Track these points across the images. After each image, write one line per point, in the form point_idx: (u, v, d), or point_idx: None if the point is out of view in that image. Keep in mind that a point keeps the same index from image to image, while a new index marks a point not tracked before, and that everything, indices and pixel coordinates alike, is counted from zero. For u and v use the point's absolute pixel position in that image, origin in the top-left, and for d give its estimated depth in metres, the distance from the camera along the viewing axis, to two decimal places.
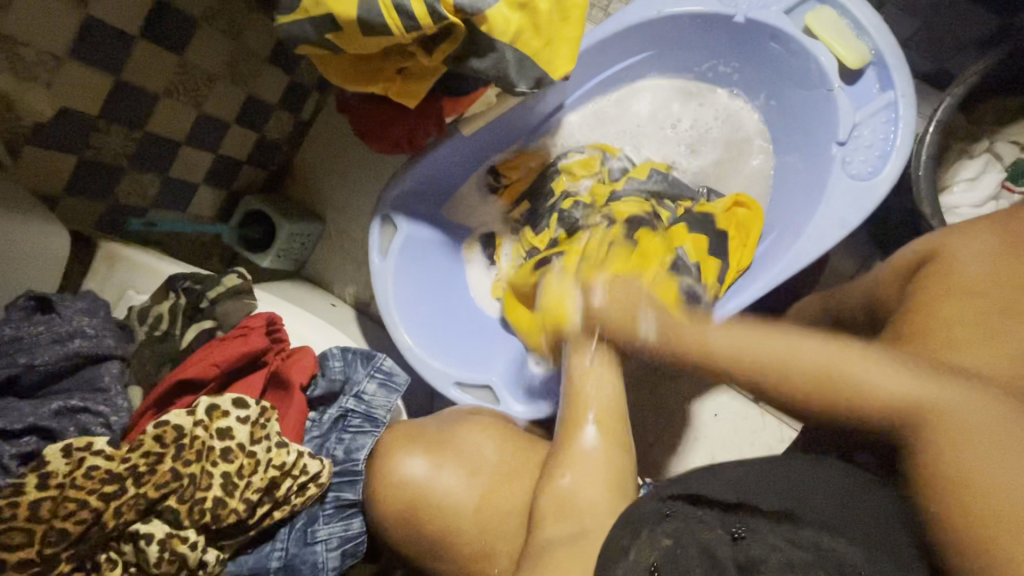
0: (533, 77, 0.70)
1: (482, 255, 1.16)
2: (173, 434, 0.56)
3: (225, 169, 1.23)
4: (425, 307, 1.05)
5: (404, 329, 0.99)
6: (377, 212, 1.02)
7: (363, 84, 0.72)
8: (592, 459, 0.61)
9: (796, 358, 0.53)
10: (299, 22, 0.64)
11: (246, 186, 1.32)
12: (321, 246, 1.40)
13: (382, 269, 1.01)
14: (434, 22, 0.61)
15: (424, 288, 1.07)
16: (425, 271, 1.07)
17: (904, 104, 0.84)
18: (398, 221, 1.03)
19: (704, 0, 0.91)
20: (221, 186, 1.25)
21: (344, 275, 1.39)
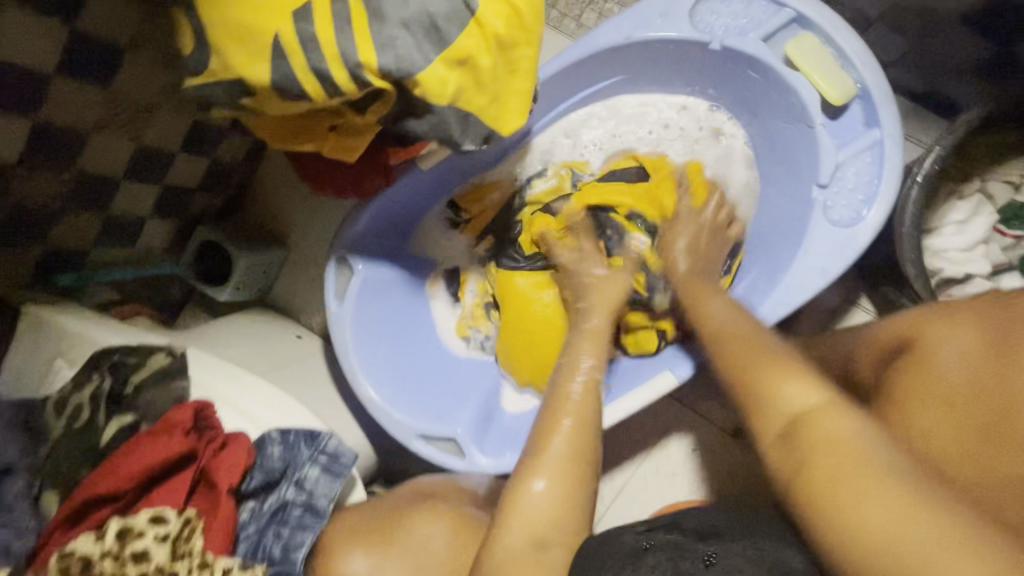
0: (480, 134, 0.63)
1: (447, 289, 1.10)
2: (79, 566, 0.52)
3: (174, 200, 1.15)
4: (386, 351, 1.00)
5: (365, 379, 0.94)
6: (333, 255, 0.97)
7: (292, 143, 0.64)
8: (545, 477, 0.59)
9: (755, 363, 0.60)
10: (208, 86, 0.56)
11: (200, 214, 1.24)
12: (286, 273, 1.33)
13: (339, 315, 0.95)
14: (358, 88, 0.54)
15: (386, 330, 1.01)
16: (387, 312, 1.02)
17: (890, 144, 0.77)
18: (355, 263, 0.96)
19: (677, 25, 0.83)
20: (171, 217, 1.18)
21: (311, 304, 1.32)
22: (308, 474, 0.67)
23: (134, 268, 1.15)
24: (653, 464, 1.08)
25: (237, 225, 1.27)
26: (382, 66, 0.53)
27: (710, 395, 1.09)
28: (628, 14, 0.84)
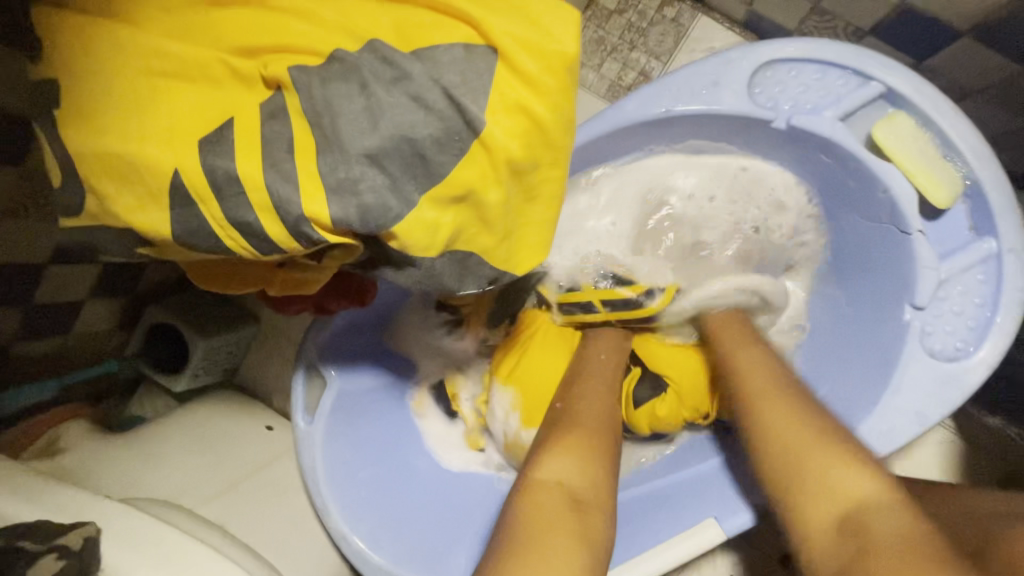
0: (485, 277, 0.45)
1: (437, 405, 0.93)
2: None
3: (118, 277, 0.97)
4: (368, 474, 0.83)
5: (341, 519, 0.78)
6: (300, 365, 0.80)
7: (228, 284, 0.47)
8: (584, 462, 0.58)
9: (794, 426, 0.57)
10: (89, 230, 0.39)
11: (152, 288, 1.06)
12: (254, 350, 1.15)
13: (310, 438, 0.78)
14: (303, 245, 0.36)
15: (366, 447, 0.84)
16: (367, 424, 0.85)
17: (1012, 259, 0.60)
18: (327, 373, 0.80)
19: (733, 97, 0.65)
20: (115, 294, 0.99)
21: (283, 386, 1.14)
22: None
23: (68, 359, 0.95)
24: None
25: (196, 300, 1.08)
26: (336, 218, 0.35)
27: None
28: (670, 81, 0.66)
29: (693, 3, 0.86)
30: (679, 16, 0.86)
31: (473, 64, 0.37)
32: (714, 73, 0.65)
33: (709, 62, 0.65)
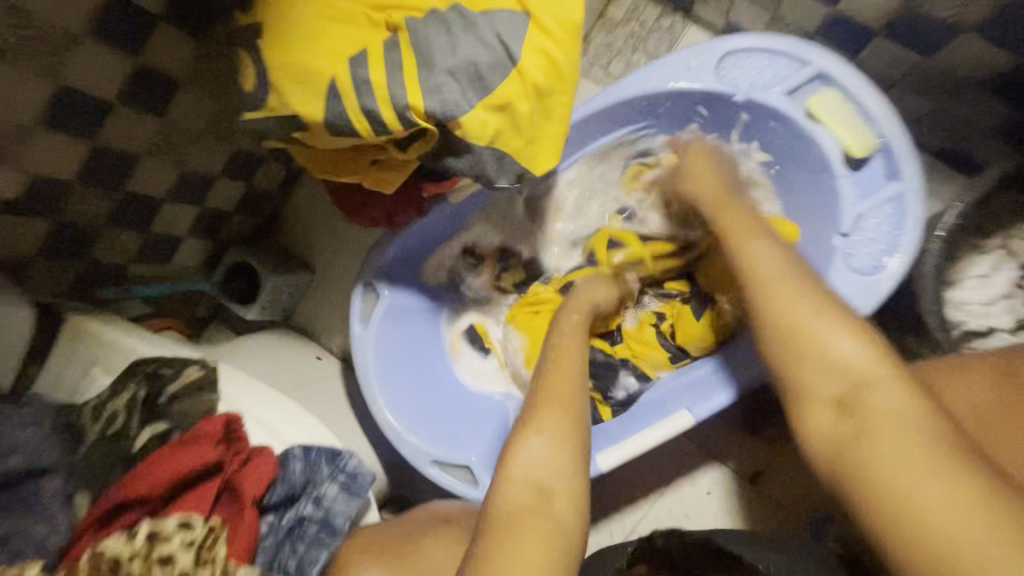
0: (514, 172, 0.66)
1: (470, 346, 1.14)
2: (110, 562, 0.53)
3: (210, 222, 1.20)
4: (406, 376, 1.01)
5: (385, 407, 0.95)
6: (359, 280, 0.99)
7: (339, 172, 0.68)
8: (559, 455, 0.65)
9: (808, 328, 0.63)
10: (264, 120, 0.61)
11: (231, 236, 1.28)
12: (309, 296, 1.36)
13: (363, 339, 0.97)
14: (403, 126, 0.58)
15: (405, 356, 1.03)
16: (406, 337, 1.04)
17: (912, 196, 0.79)
18: (381, 289, 0.99)
19: (703, 76, 0.86)
20: (206, 236, 1.21)
21: (332, 327, 1.35)
22: (327, 491, 0.69)
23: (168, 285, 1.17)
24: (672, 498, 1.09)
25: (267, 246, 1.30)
26: (427, 108, 0.57)
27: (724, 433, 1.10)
28: (657, 66, 0.88)
29: (681, 17, 1.09)
30: (671, 28, 1.10)
31: (515, 21, 0.59)
32: (691, 60, 0.87)
33: (687, 52, 0.87)
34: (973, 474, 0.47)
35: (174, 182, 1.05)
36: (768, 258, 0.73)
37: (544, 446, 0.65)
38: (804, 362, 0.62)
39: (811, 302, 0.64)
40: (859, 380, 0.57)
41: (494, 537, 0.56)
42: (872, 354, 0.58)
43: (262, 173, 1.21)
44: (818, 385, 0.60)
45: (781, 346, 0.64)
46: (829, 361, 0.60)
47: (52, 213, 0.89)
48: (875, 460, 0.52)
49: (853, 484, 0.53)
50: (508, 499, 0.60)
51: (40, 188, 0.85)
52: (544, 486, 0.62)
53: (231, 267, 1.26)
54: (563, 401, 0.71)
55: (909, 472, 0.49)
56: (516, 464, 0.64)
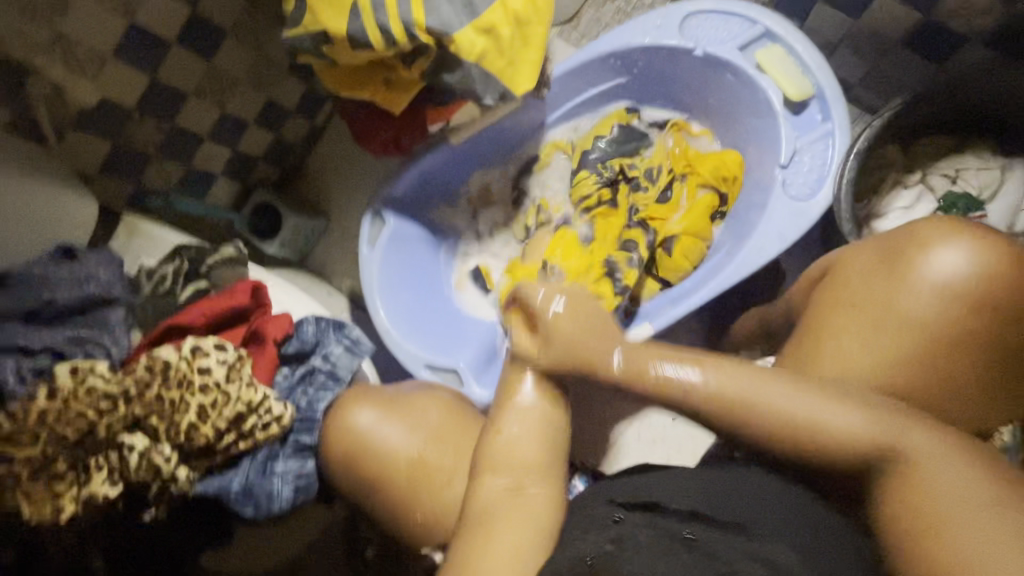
0: (497, 90, 0.81)
1: (474, 284, 1.24)
2: (162, 365, 0.67)
3: (242, 165, 1.32)
4: (406, 296, 1.13)
5: (386, 318, 1.06)
6: (369, 207, 1.09)
7: (354, 89, 0.84)
8: (543, 412, 0.66)
9: (761, 388, 0.62)
10: (299, 37, 0.76)
11: (259, 180, 1.40)
12: (324, 241, 1.47)
13: (370, 258, 1.08)
14: (408, 40, 0.74)
15: (406, 278, 1.15)
16: (408, 263, 1.16)
17: (839, 133, 0.93)
18: (387, 216, 1.10)
19: (668, 34, 1.01)
20: (237, 178, 1.33)
21: (342, 269, 1.47)
22: (333, 351, 0.80)
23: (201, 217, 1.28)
24: (641, 426, 1.16)
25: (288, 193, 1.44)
26: (428, 24, 0.73)
27: None
28: (629, 25, 1.03)
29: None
30: (652, 6, 1.25)
31: None
32: (658, 20, 1.02)
33: (655, 11, 1.02)
34: (975, 487, 0.55)
35: (215, 121, 1.16)
36: (724, 375, 0.64)
37: (515, 431, 0.65)
38: (750, 408, 0.62)
39: (746, 367, 0.64)
40: (876, 450, 0.59)
41: (467, 539, 0.59)
42: (828, 405, 0.61)
43: (288, 127, 1.33)
44: (758, 419, 0.62)
45: (719, 410, 0.63)
46: (786, 402, 0.62)
47: (113, 135, 1.02)
48: (920, 491, 0.57)
49: (897, 503, 0.58)
50: (489, 491, 0.62)
51: (105, 110, 0.97)
52: (510, 473, 0.63)
53: (257, 207, 1.38)
54: (531, 392, 0.67)
55: (941, 503, 0.55)
56: (483, 473, 0.63)
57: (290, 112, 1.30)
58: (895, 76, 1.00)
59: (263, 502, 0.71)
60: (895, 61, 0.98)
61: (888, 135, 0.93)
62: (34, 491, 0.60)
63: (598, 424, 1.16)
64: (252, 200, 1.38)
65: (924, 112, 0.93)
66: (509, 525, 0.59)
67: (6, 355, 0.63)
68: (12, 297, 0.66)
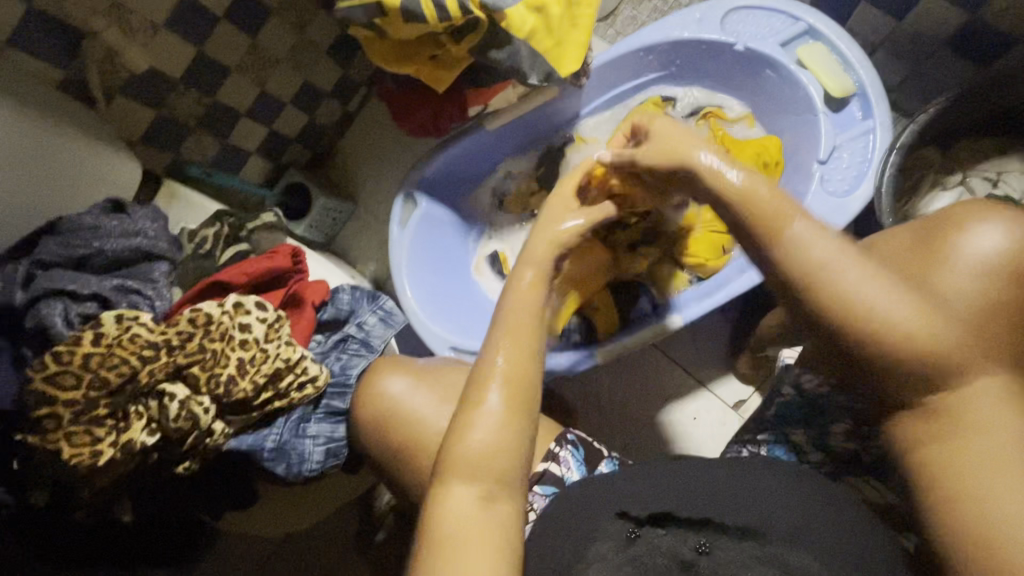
0: (543, 71, 0.82)
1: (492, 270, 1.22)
2: (204, 317, 0.67)
3: (277, 145, 1.30)
4: (434, 278, 1.12)
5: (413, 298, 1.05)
6: (401, 188, 1.08)
7: (400, 65, 0.85)
8: (514, 416, 0.56)
9: (838, 257, 0.55)
10: (353, 9, 0.78)
11: (290, 161, 1.38)
12: (351, 225, 1.42)
13: (400, 238, 1.07)
14: (461, 14, 0.75)
15: (433, 262, 1.14)
16: (436, 246, 1.15)
17: (880, 131, 0.93)
18: (419, 198, 1.10)
19: (709, 28, 1.02)
20: (269, 158, 1.31)
21: (367, 252, 1.41)
22: (367, 320, 0.81)
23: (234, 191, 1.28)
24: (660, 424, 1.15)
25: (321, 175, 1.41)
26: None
27: (718, 361, 1.17)
28: (670, 18, 1.04)
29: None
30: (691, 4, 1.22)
31: None
32: (698, 14, 1.03)
33: (696, 6, 1.03)
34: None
35: (254, 99, 1.15)
36: (822, 240, 0.56)
37: (483, 442, 0.55)
38: (825, 274, 0.55)
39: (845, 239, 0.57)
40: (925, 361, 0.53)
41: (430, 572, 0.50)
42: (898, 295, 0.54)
43: (322, 110, 1.30)
44: (830, 291, 0.55)
45: (787, 268, 0.57)
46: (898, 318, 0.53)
47: (156, 103, 1.02)
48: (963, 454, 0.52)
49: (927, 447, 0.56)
50: (454, 503, 0.53)
51: (152, 78, 0.98)
52: (482, 483, 0.54)
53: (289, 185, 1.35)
54: (500, 396, 0.57)
55: (976, 437, 0.53)
56: (448, 482, 0.54)
57: (324, 94, 1.27)
58: (935, 77, 1.00)
59: (295, 462, 0.71)
60: (935, 63, 0.98)
61: (928, 138, 0.93)
62: (75, 435, 0.61)
63: (617, 412, 1.17)
64: (285, 178, 1.35)
65: (967, 115, 0.92)
66: (478, 541, 0.51)
67: (54, 298, 0.64)
68: (65, 244, 0.67)
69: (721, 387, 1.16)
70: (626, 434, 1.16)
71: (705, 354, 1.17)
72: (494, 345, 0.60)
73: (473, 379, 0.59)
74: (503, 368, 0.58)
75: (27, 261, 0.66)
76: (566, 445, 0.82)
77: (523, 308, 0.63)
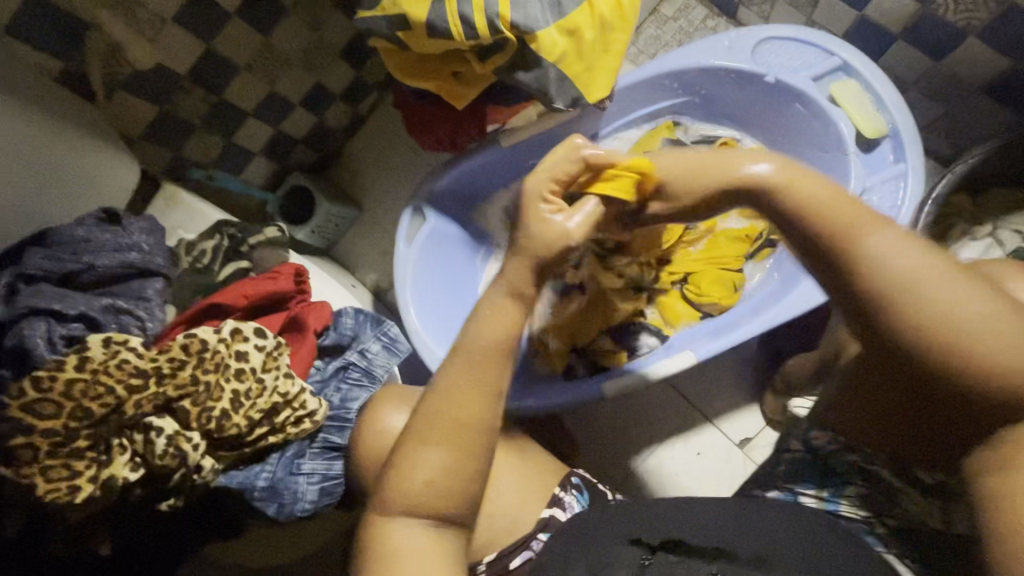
0: (570, 96, 0.78)
1: None
2: (199, 345, 0.62)
3: (282, 146, 1.22)
4: (439, 299, 1.06)
5: (417, 319, 0.98)
6: (409, 202, 1.04)
7: (421, 79, 0.81)
8: (461, 461, 0.54)
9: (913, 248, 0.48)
10: (376, 19, 0.74)
11: (295, 163, 1.29)
12: (353, 232, 1.33)
13: (406, 255, 1.01)
14: (490, 33, 0.71)
15: (440, 280, 1.08)
16: (444, 264, 1.09)
17: (913, 176, 0.90)
18: (428, 213, 1.04)
19: (740, 57, 0.97)
20: (274, 160, 1.23)
21: (368, 262, 1.32)
22: (370, 347, 0.75)
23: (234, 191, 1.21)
24: (659, 458, 1.11)
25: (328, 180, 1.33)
26: (512, 19, 0.70)
27: (732, 396, 1.12)
28: (700, 43, 0.99)
29: (726, 20, 1.14)
30: (716, 29, 1.15)
31: None
32: (727, 41, 0.98)
33: (727, 33, 0.98)
34: None
35: (263, 98, 1.09)
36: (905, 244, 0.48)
37: (428, 486, 0.53)
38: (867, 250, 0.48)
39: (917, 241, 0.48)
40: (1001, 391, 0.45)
41: None
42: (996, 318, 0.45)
43: (332, 112, 1.24)
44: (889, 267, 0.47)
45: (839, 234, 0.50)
46: (982, 324, 0.45)
47: (159, 99, 0.97)
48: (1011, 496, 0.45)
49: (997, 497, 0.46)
50: (398, 533, 0.52)
51: (158, 74, 0.93)
52: (428, 516, 0.53)
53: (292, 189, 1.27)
54: (444, 446, 0.53)
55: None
56: (392, 516, 0.53)
57: (335, 96, 1.22)
58: (969, 121, 0.97)
59: (287, 502, 0.66)
60: (970, 107, 0.95)
61: (960, 188, 0.90)
62: (52, 469, 0.57)
63: (622, 444, 1.13)
64: (287, 181, 1.27)
65: (1000, 165, 0.90)
66: (421, 573, 0.50)
67: (37, 318, 0.60)
68: (53, 257, 0.63)
69: (729, 424, 1.11)
70: (634, 470, 1.11)
71: (717, 387, 1.13)
72: (444, 387, 0.55)
73: (424, 421, 0.55)
74: (455, 416, 0.54)
75: (12, 272, 0.62)
76: (570, 489, 0.77)
77: (493, 334, 0.57)
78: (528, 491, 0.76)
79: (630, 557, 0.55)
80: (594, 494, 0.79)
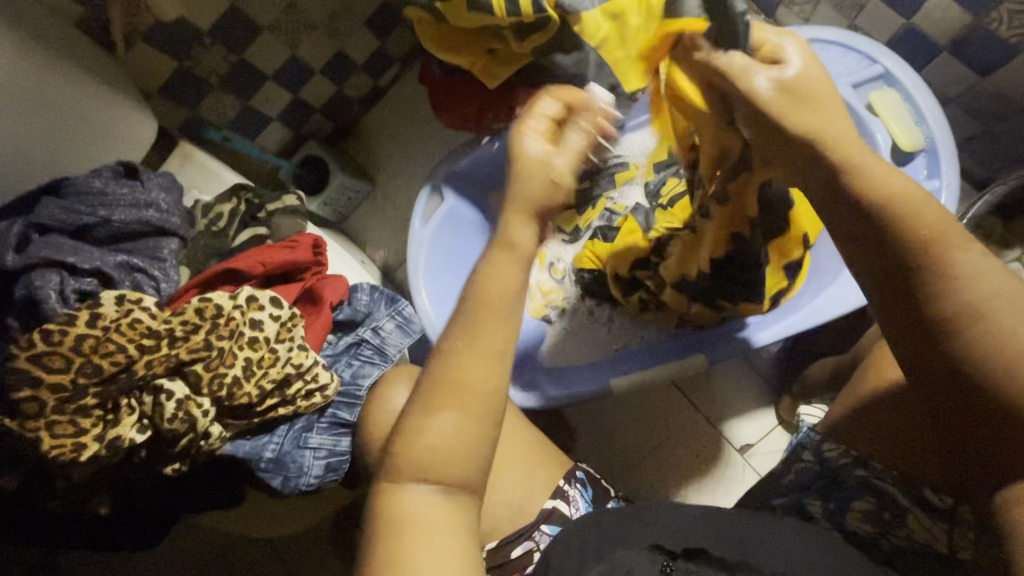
0: (607, 82, 0.77)
1: None
2: (214, 310, 0.61)
3: (299, 113, 1.19)
4: (450, 281, 1.01)
5: (426, 296, 0.94)
6: (428, 180, 1.00)
7: (453, 53, 0.78)
8: (481, 429, 0.49)
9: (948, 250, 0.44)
10: None
11: (313, 133, 1.26)
12: (366, 206, 1.30)
13: (421, 234, 0.96)
14: (533, 12, 0.69)
15: (454, 262, 1.03)
16: (458, 246, 1.04)
17: (946, 194, 0.87)
18: (446, 192, 1.00)
19: None
20: (290, 126, 1.20)
21: (379, 238, 1.30)
22: (384, 325, 0.73)
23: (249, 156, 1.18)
24: (660, 459, 1.11)
25: (344, 152, 1.30)
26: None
27: (740, 402, 1.12)
28: None
29: (764, 19, 1.10)
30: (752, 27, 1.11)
31: None
32: None
33: None
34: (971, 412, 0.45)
35: (286, 62, 1.06)
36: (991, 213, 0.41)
37: (454, 433, 0.48)
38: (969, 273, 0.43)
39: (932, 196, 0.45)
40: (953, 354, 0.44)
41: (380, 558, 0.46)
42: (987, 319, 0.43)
43: (353, 82, 1.21)
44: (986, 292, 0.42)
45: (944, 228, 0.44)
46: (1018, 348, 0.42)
47: (180, 54, 0.94)
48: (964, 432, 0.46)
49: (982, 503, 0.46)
50: (415, 494, 0.48)
51: (181, 28, 0.90)
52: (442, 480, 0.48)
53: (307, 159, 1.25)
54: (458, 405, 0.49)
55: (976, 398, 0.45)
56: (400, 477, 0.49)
57: (358, 65, 1.18)
58: (1007, 142, 0.95)
59: (291, 476, 0.65)
60: (1010, 126, 0.93)
61: (992, 212, 0.89)
62: (58, 424, 0.56)
63: (625, 440, 1.13)
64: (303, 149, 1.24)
65: None
66: (430, 541, 0.46)
67: (49, 271, 0.59)
68: (69, 209, 0.62)
69: (731, 428, 1.11)
70: (634, 469, 1.11)
71: (726, 392, 1.12)
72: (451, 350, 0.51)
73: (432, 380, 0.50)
74: (471, 374, 0.49)
75: (24, 221, 0.61)
76: (575, 483, 0.76)
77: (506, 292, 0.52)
78: (534, 482, 0.74)
79: (650, 563, 0.53)
80: (597, 490, 0.78)
